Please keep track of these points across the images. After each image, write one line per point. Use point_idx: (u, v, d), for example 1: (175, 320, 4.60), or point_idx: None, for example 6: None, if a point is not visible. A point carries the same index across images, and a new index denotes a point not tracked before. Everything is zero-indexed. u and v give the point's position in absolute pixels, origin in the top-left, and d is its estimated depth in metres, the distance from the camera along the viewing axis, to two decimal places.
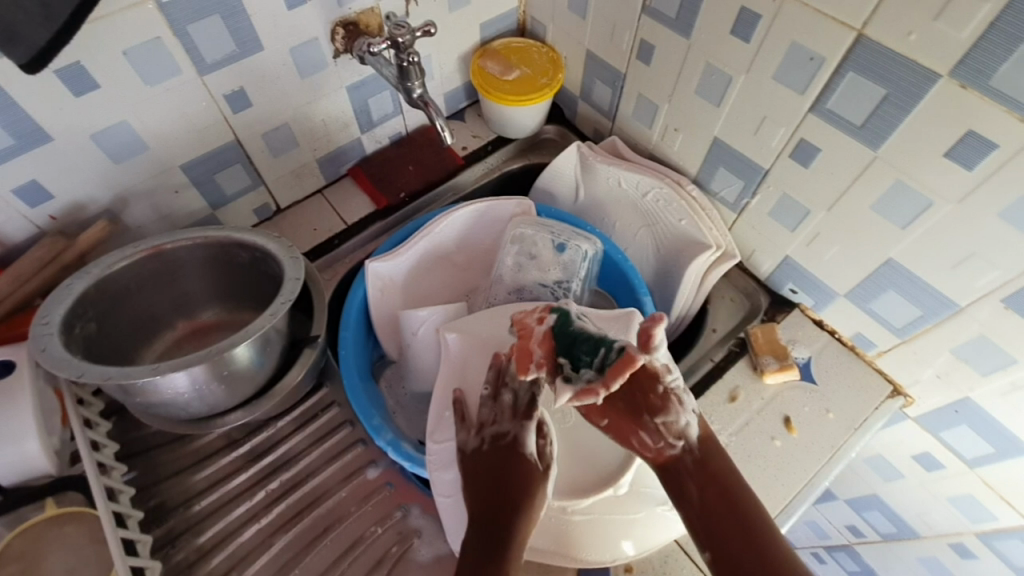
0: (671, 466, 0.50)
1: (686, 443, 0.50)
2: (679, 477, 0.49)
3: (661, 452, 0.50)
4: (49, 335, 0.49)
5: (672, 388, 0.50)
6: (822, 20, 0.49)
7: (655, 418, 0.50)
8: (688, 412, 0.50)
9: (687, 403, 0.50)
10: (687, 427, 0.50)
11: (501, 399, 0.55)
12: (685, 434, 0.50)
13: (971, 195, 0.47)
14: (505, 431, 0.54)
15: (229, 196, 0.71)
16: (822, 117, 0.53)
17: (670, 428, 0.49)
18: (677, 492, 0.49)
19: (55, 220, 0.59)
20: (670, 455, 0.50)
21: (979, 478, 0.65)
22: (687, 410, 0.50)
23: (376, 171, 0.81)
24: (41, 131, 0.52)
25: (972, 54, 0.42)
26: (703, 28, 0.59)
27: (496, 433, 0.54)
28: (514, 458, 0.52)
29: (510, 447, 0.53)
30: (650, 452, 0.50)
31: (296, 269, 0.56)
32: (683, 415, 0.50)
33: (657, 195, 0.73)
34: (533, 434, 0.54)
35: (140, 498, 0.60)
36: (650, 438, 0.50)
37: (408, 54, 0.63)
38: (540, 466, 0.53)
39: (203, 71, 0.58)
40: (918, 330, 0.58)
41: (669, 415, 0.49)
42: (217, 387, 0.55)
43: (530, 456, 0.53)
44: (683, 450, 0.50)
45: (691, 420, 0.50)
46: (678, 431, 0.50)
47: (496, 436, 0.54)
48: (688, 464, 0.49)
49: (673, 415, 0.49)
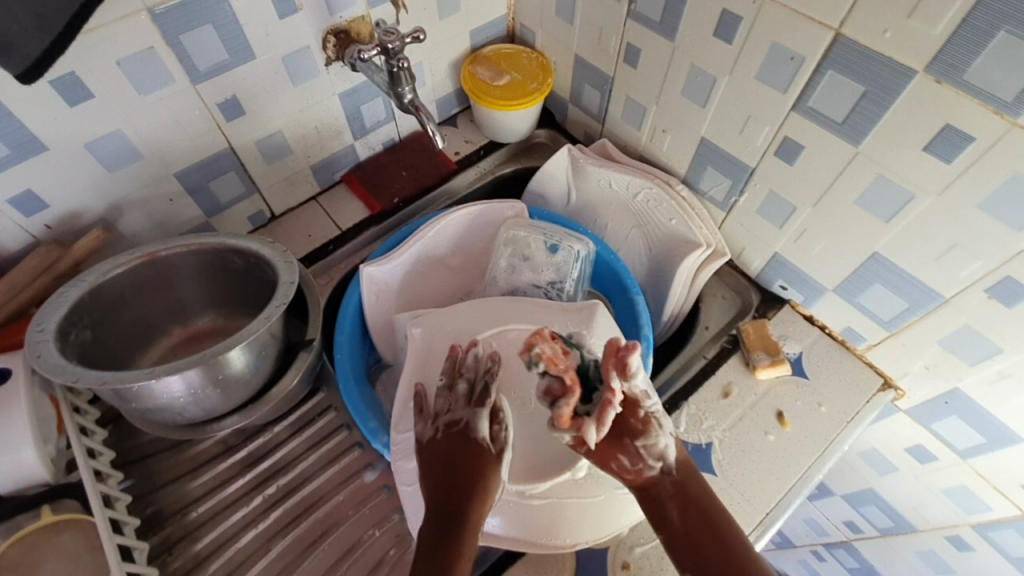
0: (652, 488, 0.50)
1: (664, 465, 0.50)
2: (660, 501, 0.50)
3: (639, 473, 0.50)
4: (44, 342, 0.49)
5: (651, 412, 0.50)
6: (800, 20, 0.50)
7: (635, 441, 0.50)
8: (667, 434, 0.50)
9: (666, 427, 0.51)
10: (665, 450, 0.50)
11: (455, 389, 0.57)
12: (664, 456, 0.50)
13: (950, 187, 0.48)
14: (459, 418, 0.55)
15: (224, 204, 0.71)
16: (804, 115, 0.55)
17: (650, 450, 0.50)
18: (659, 517, 0.49)
19: (51, 230, 0.60)
20: (649, 476, 0.50)
21: (972, 469, 0.66)
22: (665, 432, 0.50)
23: (370, 178, 0.82)
24: (37, 140, 0.53)
25: (946, 50, 0.43)
26: (686, 31, 0.60)
27: (450, 420, 0.55)
28: (466, 443, 0.53)
29: (462, 433, 0.54)
30: (629, 474, 0.51)
31: (291, 274, 0.56)
32: (662, 437, 0.50)
33: (647, 195, 0.74)
34: (486, 420, 0.55)
35: (137, 506, 0.60)
36: (630, 461, 0.50)
37: (398, 60, 0.64)
38: (493, 449, 0.54)
39: (196, 80, 0.59)
40: (906, 322, 0.59)
41: (648, 438, 0.50)
42: (212, 392, 0.55)
43: (483, 441, 0.53)
44: (662, 471, 0.50)
45: (669, 442, 0.50)
46: (658, 452, 0.50)
47: (450, 423, 0.55)
48: (668, 485, 0.50)
49: (652, 438, 0.50)
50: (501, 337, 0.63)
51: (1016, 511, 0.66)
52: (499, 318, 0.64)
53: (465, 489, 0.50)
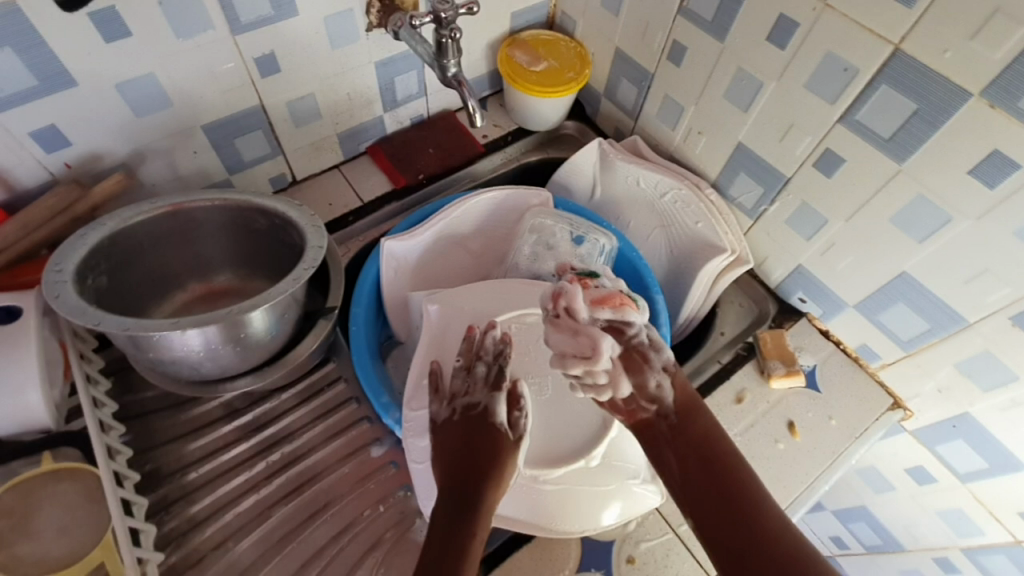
0: (647, 430, 0.52)
1: (661, 404, 0.51)
2: (657, 444, 0.51)
3: (633, 414, 0.52)
4: (63, 283, 0.47)
5: (636, 345, 0.51)
6: (860, 31, 0.50)
7: (626, 382, 0.51)
8: (659, 374, 0.51)
9: (655, 360, 0.51)
10: (661, 387, 0.51)
11: (474, 371, 0.56)
12: (659, 398, 0.51)
13: (990, 212, 0.48)
14: (477, 402, 0.55)
15: (247, 163, 0.70)
16: (850, 128, 0.55)
17: (643, 392, 0.51)
18: (659, 461, 0.50)
19: (70, 169, 0.58)
20: (643, 418, 0.52)
21: (970, 493, 0.67)
22: (655, 370, 0.51)
23: (395, 152, 0.80)
24: (67, 74, 0.51)
25: (1005, 75, 0.43)
26: (739, 33, 0.60)
27: (468, 403, 0.54)
28: (484, 427, 0.53)
29: (480, 417, 0.53)
30: (623, 413, 0.53)
31: (319, 238, 0.55)
32: (652, 376, 0.51)
33: (675, 195, 0.74)
34: (504, 405, 0.55)
35: (136, 462, 0.59)
36: (623, 401, 0.52)
37: (450, 29, 0.63)
38: (511, 435, 0.54)
39: (237, 30, 0.57)
40: (924, 343, 0.60)
41: (640, 376, 0.51)
42: (230, 350, 0.54)
43: (501, 425, 0.53)
44: (658, 413, 0.51)
45: (663, 381, 0.51)
46: (651, 394, 0.51)
47: (468, 406, 0.54)
48: (664, 428, 0.51)
49: (644, 375, 0.51)
50: (520, 321, 0.63)
51: (1009, 536, 0.68)
52: (518, 302, 0.64)
53: (482, 468, 0.50)
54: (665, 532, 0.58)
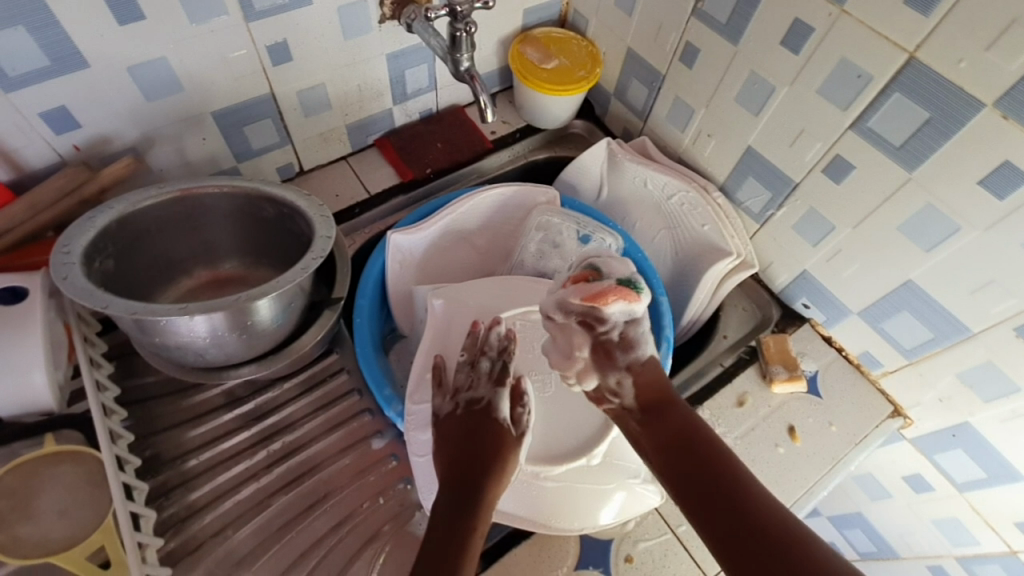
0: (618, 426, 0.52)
1: (621, 401, 0.52)
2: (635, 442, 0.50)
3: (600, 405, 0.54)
4: (71, 265, 0.47)
5: (605, 343, 0.52)
6: (875, 38, 0.50)
7: (588, 376, 0.53)
8: (622, 373, 0.52)
9: (620, 359, 0.52)
10: (619, 384, 0.52)
11: (478, 366, 0.57)
12: (620, 393, 0.52)
13: (999, 222, 0.49)
14: (480, 397, 0.55)
15: (255, 151, 0.69)
16: (861, 135, 0.55)
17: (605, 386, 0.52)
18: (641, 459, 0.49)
19: (79, 151, 0.57)
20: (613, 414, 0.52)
21: (966, 502, 0.68)
22: (618, 369, 0.52)
23: (404, 145, 0.80)
24: (79, 55, 0.51)
25: (1018, 87, 0.43)
26: (753, 36, 0.60)
27: (472, 398, 0.55)
28: (487, 422, 0.53)
29: (483, 412, 0.54)
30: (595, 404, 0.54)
31: (327, 228, 0.54)
32: (614, 374, 0.52)
33: (682, 198, 0.74)
34: (508, 402, 0.55)
35: (136, 447, 0.58)
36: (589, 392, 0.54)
37: (465, 23, 0.62)
38: (514, 431, 0.54)
39: (250, 17, 0.57)
40: (927, 352, 0.60)
41: (602, 373, 0.52)
42: (235, 337, 0.54)
43: (503, 421, 0.54)
44: (623, 408, 0.51)
45: (624, 378, 0.52)
46: (613, 389, 0.52)
47: (471, 401, 0.55)
48: (635, 423, 0.50)
49: (606, 372, 0.52)
50: (524, 318, 0.63)
51: (1003, 546, 0.68)
52: (523, 299, 0.64)
53: (483, 465, 0.49)
54: (664, 533, 0.59)
